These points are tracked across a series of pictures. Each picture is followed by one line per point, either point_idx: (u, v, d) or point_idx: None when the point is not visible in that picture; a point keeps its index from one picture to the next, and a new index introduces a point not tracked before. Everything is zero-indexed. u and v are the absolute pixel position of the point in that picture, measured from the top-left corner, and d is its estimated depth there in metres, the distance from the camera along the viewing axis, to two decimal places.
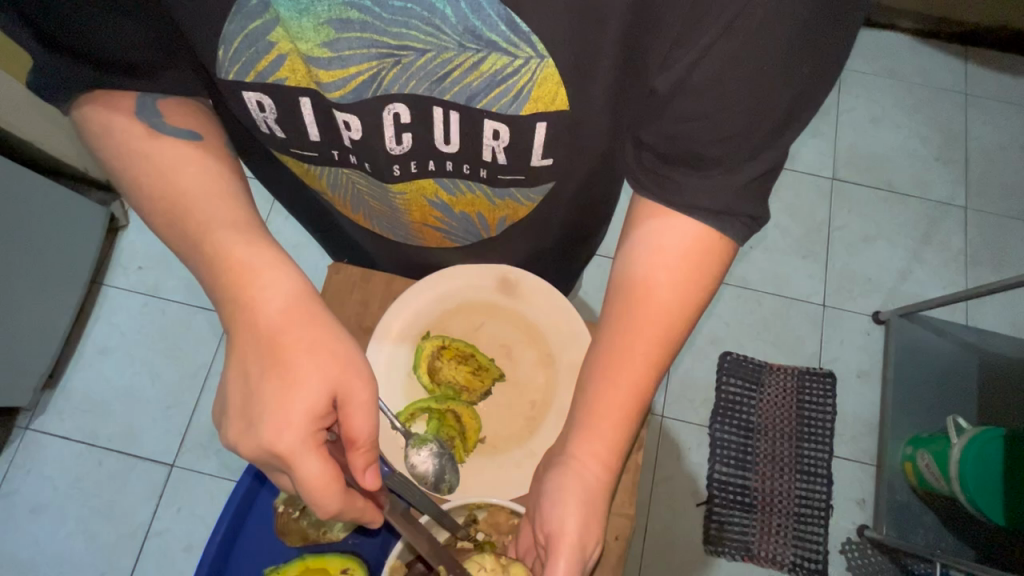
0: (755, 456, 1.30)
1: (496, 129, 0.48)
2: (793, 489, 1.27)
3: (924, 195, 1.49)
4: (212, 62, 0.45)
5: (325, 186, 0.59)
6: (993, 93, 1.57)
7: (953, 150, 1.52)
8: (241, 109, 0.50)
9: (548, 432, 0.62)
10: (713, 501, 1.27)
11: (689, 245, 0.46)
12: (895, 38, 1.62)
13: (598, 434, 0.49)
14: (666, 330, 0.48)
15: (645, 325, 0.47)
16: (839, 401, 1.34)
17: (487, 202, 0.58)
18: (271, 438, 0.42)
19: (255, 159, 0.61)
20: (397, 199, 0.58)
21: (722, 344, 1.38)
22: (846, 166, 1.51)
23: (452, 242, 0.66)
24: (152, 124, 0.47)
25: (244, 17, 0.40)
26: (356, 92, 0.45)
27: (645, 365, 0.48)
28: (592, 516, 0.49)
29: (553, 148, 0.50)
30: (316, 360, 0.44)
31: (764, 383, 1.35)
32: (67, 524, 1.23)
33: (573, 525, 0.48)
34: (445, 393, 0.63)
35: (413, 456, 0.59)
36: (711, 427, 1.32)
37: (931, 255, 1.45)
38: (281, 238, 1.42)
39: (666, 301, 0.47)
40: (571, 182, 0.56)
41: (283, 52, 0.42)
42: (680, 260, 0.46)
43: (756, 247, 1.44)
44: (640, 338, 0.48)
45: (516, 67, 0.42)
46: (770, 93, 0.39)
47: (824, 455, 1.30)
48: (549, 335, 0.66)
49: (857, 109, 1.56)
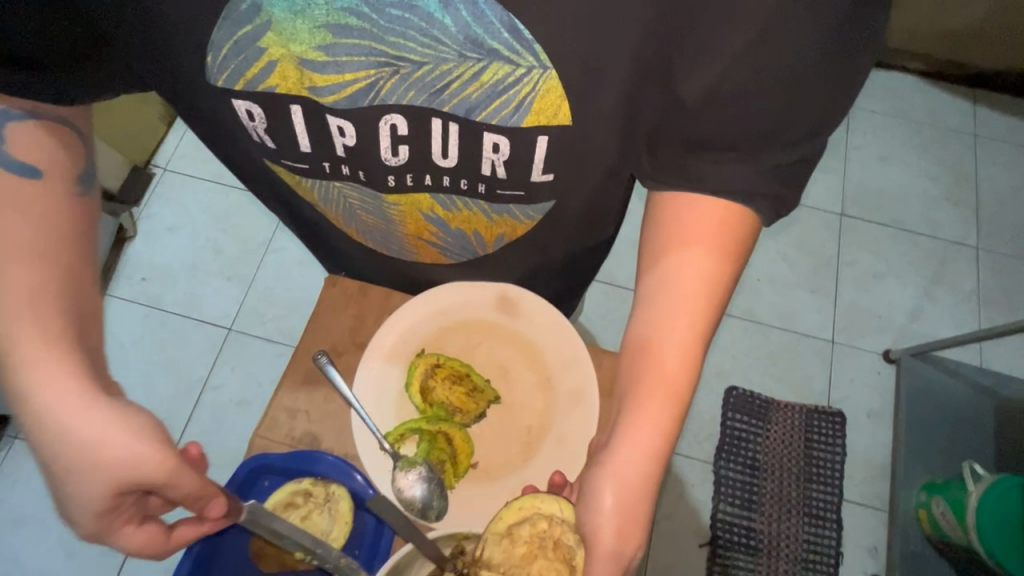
0: (761, 497, 1.25)
1: (495, 142, 0.47)
2: (800, 533, 1.22)
3: (935, 234, 1.48)
4: (200, 70, 0.45)
5: (316, 198, 0.59)
6: (1002, 135, 1.57)
7: (963, 191, 1.52)
8: (232, 118, 0.50)
9: (545, 460, 0.60)
10: (716, 543, 1.21)
11: (715, 222, 0.44)
12: (904, 79, 1.63)
13: (642, 415, 0.43)
14: (699, 318, 0.44)
15: (673, 309, 0.44)
16: (850, 441, 1.30)
17: (483, 218, 0.57)
18: (78, 521, 0.41)
19: (253, 173, 0.60)
20: (392, 210, 0.57)
21: (728, 378, 1.34)
22: (855, 202, 1.50)
23: (447, 259, 0.65)
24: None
25: (237, 21, 0.40)
26: (352, 98, 0.45)
27: (682, 352, 0.44)
28: (634, 509, 0.43)
29: (555, 162, 0.49)
30: (85, 446, 0.39)
31: (771, 420, 1.31)
32: (48, 538, 1.19)
33: (608, 501, 0.43)
34: (437, 414, 0.61)
35: (401, 479, 0.57)
36: (715, 464, 1.27)
37: (942, 294, 1.42)
38: (286, 255, 1.43)
39: (688, 287, 0.44)
40: (571, 201, 0.55)
41: (274, 58, 0.42)
42: (705, 239, 0.44)
43: (763, 280, 1.43)
44: (672, 320, 0.44)
45: (517, 77, 0.42)
46: (794, 107, 0.38)
47: (832, 498, 1.25)
48: (548, 357, 0.64)
49: (866, 147, 1.56)
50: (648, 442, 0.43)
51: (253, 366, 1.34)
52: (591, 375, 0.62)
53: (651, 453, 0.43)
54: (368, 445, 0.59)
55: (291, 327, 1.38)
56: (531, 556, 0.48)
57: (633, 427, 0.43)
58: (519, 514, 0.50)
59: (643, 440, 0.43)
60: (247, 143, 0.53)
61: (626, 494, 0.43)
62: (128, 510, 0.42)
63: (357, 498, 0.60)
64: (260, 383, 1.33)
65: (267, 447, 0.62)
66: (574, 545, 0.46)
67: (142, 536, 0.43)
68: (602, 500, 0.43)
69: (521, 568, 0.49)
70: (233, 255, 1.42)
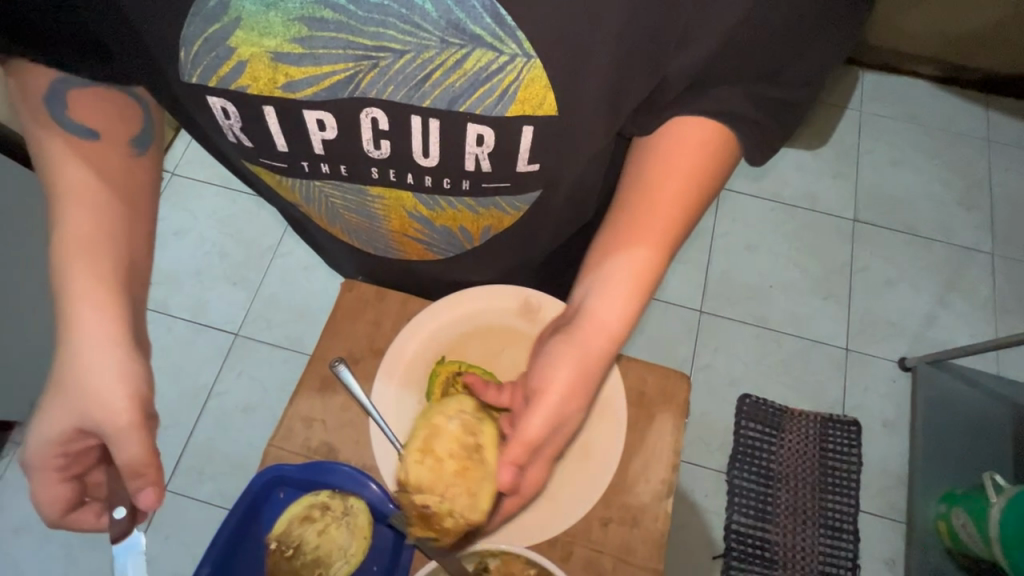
0: (776, 508, 1.23)
1: (479, 133, 0.46)
2: (816, 544, 1.20)
3: (948, 240, 1.46)
4: (173, 65, 0.43)
5: (299, 197, 0.58)
6: (1015, 141, 1.56)
7: (977, 196, 1.50)
8: (205, 117, 0.48)
9: (571, 474, 0.56)
10: (730, 555, 1.19)
11: (697, 143, 0.48)
12: (915, 84, 1.62)
13: (608, 300, 0.48)
14: (651, 266, 0.49)
15: (648, 215, 0.50)
16: (865, 451, 1.27)
17: (469, 213, 0.55)
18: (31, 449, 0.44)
19: (245, 173, 0.60)
20: (375, 204, 0.55)
21: (741, 386, 1.32)
22: (867, 208, 1.49)
23: (433, 255, 0.62)
24: (56, 113, 0.46)
25: (205, 19, 0.39)
26: (330, 91, 0.44)
27: (646, 259, 0.49)
28: (581, 387, 0.47)
29: (541, 154, 0.48)
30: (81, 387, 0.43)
31: (785, 429, 1.29)
32: (50, 547, 1.18)
33: (561, 376, 0.47)
34: None
35: None
36: (729, 474, 1.25)
37: (957, 301, 1.40)
38: (292, 260, 1.42)
39: (663, 202, 0.49)
40: (559, 191, 0.54)
41: (244, 58, 0.42)
42: (687, 162, 0.49)
43: (775, 286, 1.41)
44: (642, 227, 0.49)
45: (501, 64, 0.41)
46: (781, 59, 0.44)
47: (849, 508, 1.22)
48: None
49: (877, 152, 1.54)
50: (607, 326, 0.48)
51: (259, 371, 1.32)
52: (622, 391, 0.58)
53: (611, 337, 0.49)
54: (385, 453, 0.58)
55: (297, 331, 1.36)
56: (461, 468, 0.48)
57: (596, 305, 0.48)
58: (431, 425, 0.51)
59: (603, 321, 0.48)
60: (223, 143, 0.52)
61: (581, 366, 0.47)
62: (75, 455, 0.45)
63: (376, 512, 0.58)
64: (266, 389, 1.31)
65: (282, 457, 0.60)
66: (485, 428, 0.51)
67: (62, 486, 0.45)
68: (555, 371, 0.47)
69: (457, 485, 0.48)
70: (239, 260, 1.41)
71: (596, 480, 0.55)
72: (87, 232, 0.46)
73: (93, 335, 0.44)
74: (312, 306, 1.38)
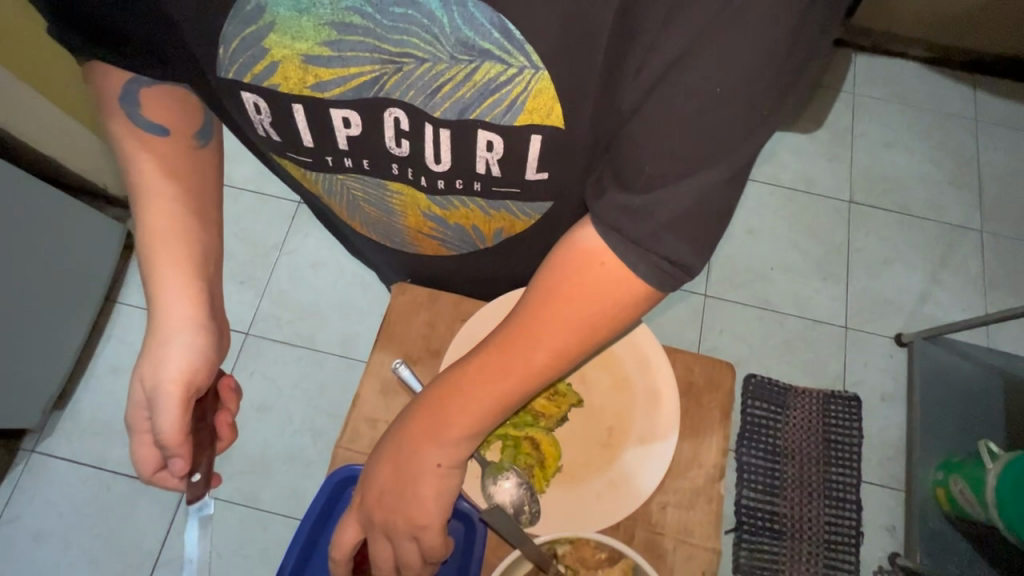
0: (783, 482, 1.28)
1: (489, 140, 0.48)
2: (822, 515, 1.25)
3: (941, 218, 1.50)
4: (212, 62, 0.45)
5: (321, 189, 0.61)
6: (1003, 120, 1.60)
7: (967, 175, 1.55)
8: (238, 111, 0.51)
9: (627, 460, 0.58)
10: (741, 528, 1.24)
11: (615, 282, 0.41)
12: (905, 66, 1.65)
13: (478, 379, 0.45)
14: (521, 380, 0.45)
15: (547, 321, 0.43)
16: (865, 424, 1.33)
17: (480, 213, 0.58)
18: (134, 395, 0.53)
19: (271, 164, 0.63)
20: (393, 199, 0.58)
21: (746, 366, 1.36)
22: (862, 189, 1.53)
23: (448, 250, 0.67)
24: (130, 114, 0.52)
25: (242, 21, 0.41)
26: (356, 90, 0.45)
27: (522, 367, 0.44)
28: (420, 469, 0.46)
29: (549, 162, 0.50)
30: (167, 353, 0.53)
31: (790, 406, 1.33)
32: (71, 552, 1.18)
33: (408, 439, 0.46)
34: (524, 419, 0.59)
35: (493, 486, 0.56)
36: (738, 451, 1.30)
37: (950, 278, 1.45)
38: (299, 256, 1.41)
39: (564, 324, 0.43)
40: (569, 203, 0.55)
41: (276, 59, 0.44)
42: (597, 296, 0.41)
43: (777, 269, 1.45)
44: (537, 330, 0.43)
45: (510, 75, 0.42)
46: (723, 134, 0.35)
47: (852, 481, 1.28)
48: (624, 357, 0.62)
49: (871, 134, 1.58)
50: (468, 416, 0.45)
51: (272, 370, 1.33)
52: (673, 382, 0.61)
53: (467, 426, 0.46)
54: None
55: (308, 329, 1.36)
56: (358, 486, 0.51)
57: (472, 373, 0.46)
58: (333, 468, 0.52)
59: (466, 398, 0.45)
60: (253, 136, 0.55)
61: (423, 436, 0.46)
62: None
63: None
64: (281, 387, 1.32)
65: (350, 458, 0.60)
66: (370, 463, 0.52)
67: (152, 448, 0.54)
68: (411, 434, 0.46)
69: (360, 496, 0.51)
70: (245, 258, 1.40)
71: (655, 462, 0.57)
72: (163, 222, 0.54)
73: (178, 316, 0.53)
74: (324, 303, 1.38)
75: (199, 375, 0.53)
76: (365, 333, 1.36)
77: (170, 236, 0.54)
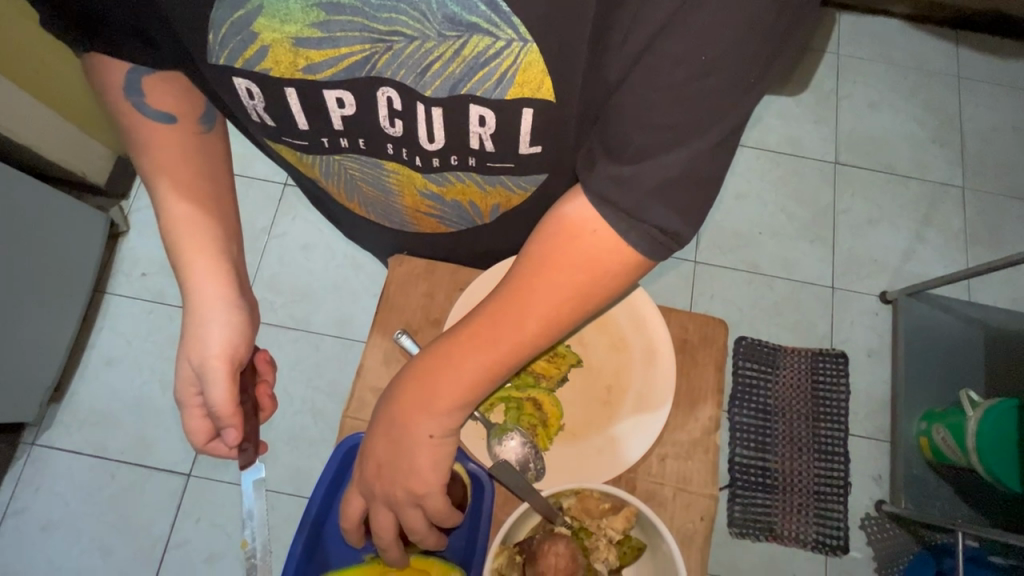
0: (775, 439, 1.32)
1: (482, 114, 0.48)
2: (812, 468, 1.30)
3: (924, 176, 1.53)
4: (201, 48, 0.45)
5: (318, 173, 0.61)
6: (985, 76, 1.61)
7: (949, 133, 1.56)
8: (230, 98, 0.50)
9: (626, 419, 0.60)
10: (735, 484, 1.29)
11: (604, 249, 0.42)
12: (888, 24, 1.65)
13: (473, 346, 0.46)
14: (514, 348, 0.46)
15: (536, 288, 0.44)
16: (852, 380, 1.37)
17: (477, 189, 0.58)
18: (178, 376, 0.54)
19: (266, 150, 0.62)
20: (389, 177, 0.58)
21: (737, 329, 1.39)
22: (848, 150, 1.54)
23: (446, 227, 0.67)
24: (136, 104, 0.52)
25: (229, 5, 0.41)
26: (348, 70, 0.45)
27: (514, 334, 0.45)
28: (416, 436, 0.47)
29: (543, 133, 0.50)
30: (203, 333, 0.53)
31: (779, 366, 1.37)
32: (81, 541, 1.19)
33: (402, 402, 0.48)
34: (525, 381, 0.61)
35: (498, 446, 0.58)
36: (730, 413, 1.34)
37: (933, 235, 1.48)
38: (289, 239, 1.40)
39: (553, 292, 0.44)
40: (564, 172, 0.56)
41: (266, 43, 0.43)
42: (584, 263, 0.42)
43: (765, 233, 1.47)
44: (527, 299, 0.44)
45: (499, 49, 0.41)
46: (710, 99, 0.35)
47: (840, 435, 1.32)
48: (621, 319, 0.64)
49: (855, 94, 1.58)
50: (463, 382, 0.46)
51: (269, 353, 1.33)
52: (670, 341, 0.62)
53: (464, 390, 0.47)
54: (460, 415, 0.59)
55: (303, 310, 1.36)
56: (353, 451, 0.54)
57: (467, 341, 0.47)
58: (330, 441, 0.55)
59: (461, 366, 0.46)
60: (246, 122, 0.54)
61: (421, 401, 0.47)
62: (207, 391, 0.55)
63: None
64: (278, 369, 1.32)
65: (358, 427, 0.61)
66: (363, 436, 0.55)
67: (204, 419, 0.55)
68: (408, 397, 0.47)
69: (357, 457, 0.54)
70: None
71: (653, 417, 0.59)
72: (180, 209, 0.54)
73: (208, 297, 0.54)
74: (317, 285, 1.38)
75: (240, 349, 0.54)
76: (360, 313, 1.37)
77: (186, 225, 0.54)
